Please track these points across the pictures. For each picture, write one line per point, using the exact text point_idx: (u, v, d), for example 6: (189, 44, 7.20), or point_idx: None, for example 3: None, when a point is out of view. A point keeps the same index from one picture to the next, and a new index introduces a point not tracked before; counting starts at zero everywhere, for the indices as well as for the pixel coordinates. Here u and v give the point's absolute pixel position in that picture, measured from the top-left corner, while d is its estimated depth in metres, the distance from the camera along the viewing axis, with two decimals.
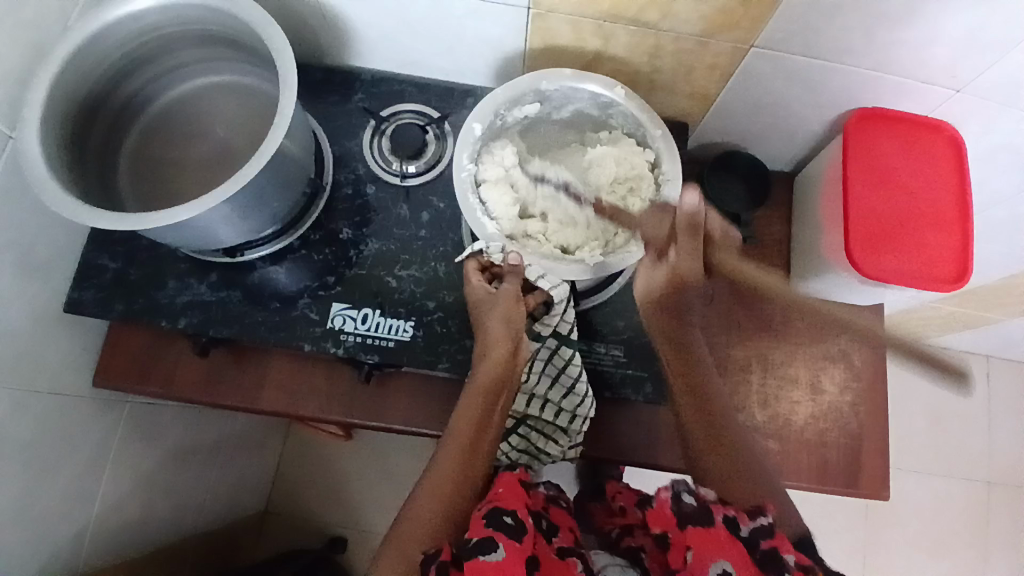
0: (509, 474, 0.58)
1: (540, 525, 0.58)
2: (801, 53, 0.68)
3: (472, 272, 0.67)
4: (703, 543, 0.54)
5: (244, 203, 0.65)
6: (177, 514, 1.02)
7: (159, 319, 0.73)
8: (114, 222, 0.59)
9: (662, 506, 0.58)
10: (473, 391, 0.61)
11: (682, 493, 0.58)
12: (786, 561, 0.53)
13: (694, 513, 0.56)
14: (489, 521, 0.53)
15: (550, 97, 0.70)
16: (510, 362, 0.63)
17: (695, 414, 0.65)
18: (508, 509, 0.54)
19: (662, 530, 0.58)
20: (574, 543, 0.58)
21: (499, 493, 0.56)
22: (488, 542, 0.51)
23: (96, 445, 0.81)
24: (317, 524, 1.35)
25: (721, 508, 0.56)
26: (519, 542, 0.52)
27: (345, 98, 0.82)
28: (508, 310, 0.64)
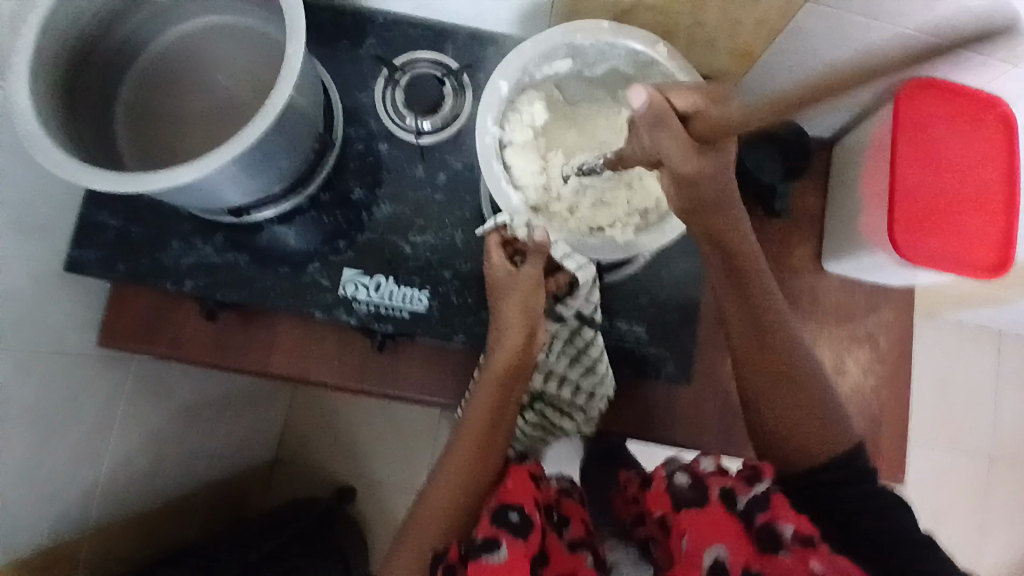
0: (521, 467, 0.59)
1: (552, 517, 0.58)
2: (861, 14, 0.61)
3: (495, 247, 0.62)
4: (697, 525, 0.55)
5: (250, 163, 0.60)
6: (185, 467, 1.03)
7: (163, 281, 0.70)
8: (112, 185, 0.55)
9: (658, 490, 0.60)
10: (488, 384, 0.60)
11: (676, 473, 0.60)
12: (783, 535, 0.53)
13: (687, 492, 0.58)
14: (495, 520, 0.53)
15: (584, 52, 0.63)
16: (526, 352, 0.61)
17: (784, 385, 0.59)
18: (514, 505, 0.55)
19: (661, 513, 0.59)
20: (586, 533, 0.59)
21: (506, 488, 0.56)
22: (493, 543, 0.52)
23: (102, 403, 0.80)
24: (323, 473, 1.37)
25: (717, 482, 0.57)
26: (523, 541, 0.52)
27: (355, 44, 0.75)
28: (527, 297, 0.61)
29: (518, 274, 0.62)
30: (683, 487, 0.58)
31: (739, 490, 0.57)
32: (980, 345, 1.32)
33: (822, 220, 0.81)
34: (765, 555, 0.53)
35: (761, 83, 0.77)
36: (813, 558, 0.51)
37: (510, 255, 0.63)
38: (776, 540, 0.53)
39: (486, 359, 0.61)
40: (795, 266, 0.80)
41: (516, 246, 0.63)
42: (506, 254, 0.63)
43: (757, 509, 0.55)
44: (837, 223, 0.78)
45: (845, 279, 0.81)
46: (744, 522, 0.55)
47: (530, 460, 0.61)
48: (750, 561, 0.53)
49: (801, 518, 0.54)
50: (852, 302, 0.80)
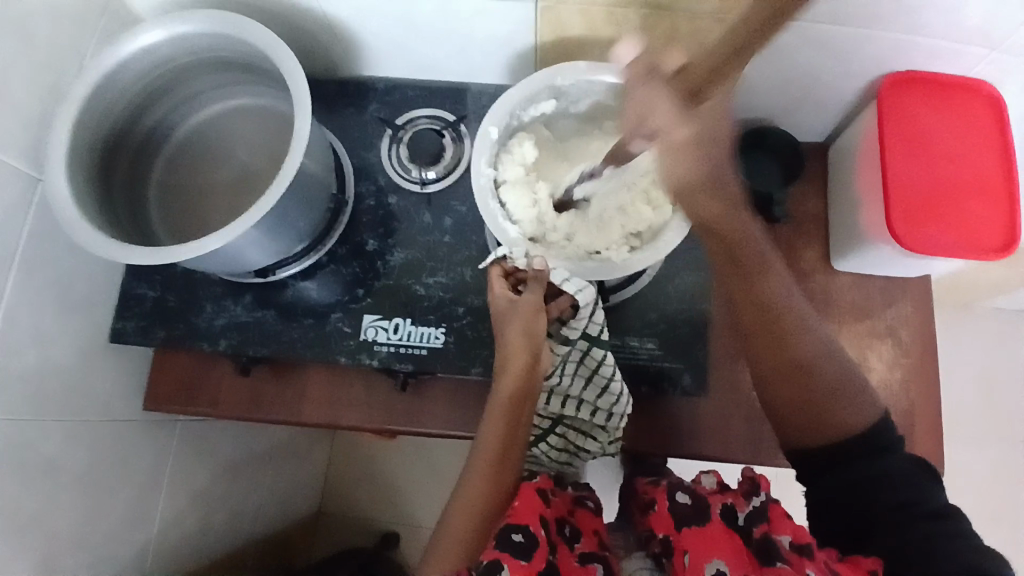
0: (529, 483, 0.61)
1: (564, 533, 0.61)
2: (825, 22, 0.65)
3: (496, 279, 0.66)
4: (696, 540, 0.58)
5: (269, 226, 0.66)
6: (233, 525, 1.06)
7: (200, 342, 0.76)
8: (147, 257, 0.60)
9: (662, 509, 0.63)
10: (497, 408, 0.63)
11: (676, 493, 0.63)
12: (779, 546, 0.55)
13: (688, 509, 0.61)
14: (499, 542, 0.56)
15: (566, 92, 0.68)
16: (531, 374, 0.63)
17: (784, 383, 0.62)
18: (519, 526, 0.57)
19: (665, 534, 0.61)
20: (597, 547, 0.62)
21: (513, 509, 0.59)
22: (495, 563, 0.54)
23: (151, 465, 0.85)
24: (368, 523, 1.38)
25: (717, 500, 0.60)
26: (524, 561, 0.55)
27: (359, 108, 0.81)
28: (527, 323, 0.63)
29: (519, 302, 0.65)
30: (685, 507, 0.61)
31: (738, 506, 0.60)
32: None
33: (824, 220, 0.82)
34: (762, 565, 0.55)
35: (745, 97, 0.80)
36: (807, 565, 0.53)
37: (513, 285, 0.67)
38: (774, 552, 0.55)
39: (494, 385, 0.63)
40: (804, 268, 0.81)
41: (518, 276, 0.67)
42: (508, 285, 0.66)
43: (755, 522, 0.58)
44: (839, 221, 0.79)
45: (856, 276, 0.81)
46: (743, 536, 0.58)
47: (541, 478, 0.63)
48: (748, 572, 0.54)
49: (798, 528, 0.56)
50: (867, 298, 0.80)
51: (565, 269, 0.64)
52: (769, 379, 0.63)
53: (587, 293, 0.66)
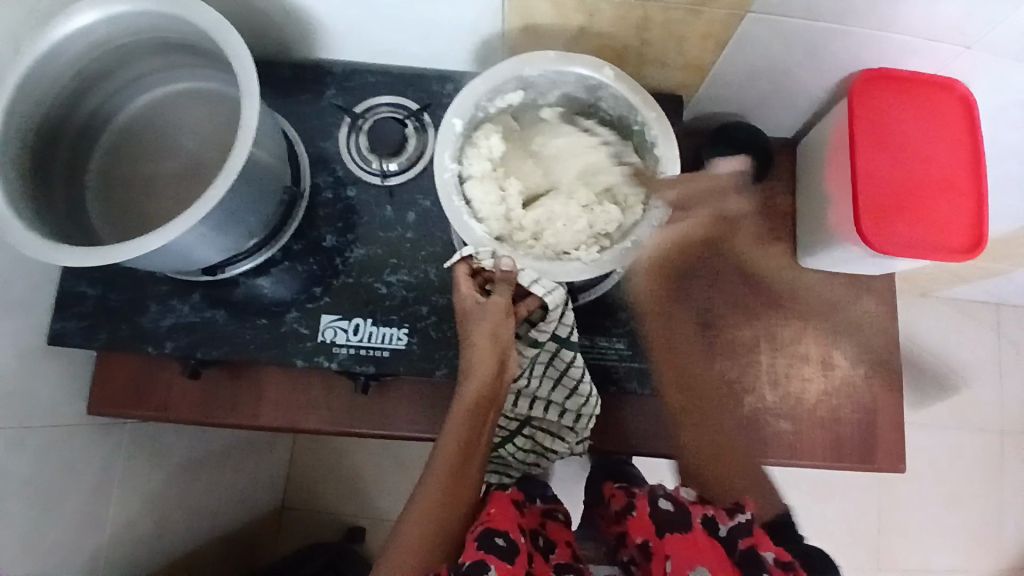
0: (502, 494, 0.66)
1: (539, 543, 0.64)
2: (801, 17, 0.63)
3: (462, 278, 0.62)
4: (679, 547, 0.60)
5: (218, 221, 0.61)
6: (192, 525, 1.03)
7: (146, 345, 0.71)
8: (82, 259, 0.56)
9: (642, 514, 0.65)
10: (460, 413, 0.60)
11: (659, 497, 0.65)
12: (764, 558, 0.57)
13: (671, 516, 0.63)
14: (481, 545, 0.57)
15: (534, 82, 0.65)
16: (498, 379, 0.61)
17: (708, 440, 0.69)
18: (500, 530, 0.59)
19: (643, 539, 0.64)
20: (571, 557, 0.65)
21: (491, 514, 0.62)
22: (480, 564, 0.55)
23: (99, 471, 0.81)
24: (334, 516, 1.36)
25: (699, 510, 0.62)
26: (509, 562, 0.57)
27: (315, 94, 0.77)
28: (495, 326, 0.60)
29: (488, 302, 0.61)
30: (667, 511, 0.63)
31: (719, 519, 0.61)
32: (977, 321, 1.31)
33: (792, 217, 0.81)
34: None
35: (716, 91, 0.78)
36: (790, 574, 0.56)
37: (480, 284, 0.63)
38: (757, 563, 0.57)
39: (458, 388, 0.61)
40: (772, 266, 0.81)
41: (485, 277, 0.63)
42: (474, 285, 0.62)
43: (739, 535, 0.59)
44: (806, 217, 0.79)
45: (823, 273, 0.81)
46: (725, 546, 0.59)
47: (512, 490, 0.67)
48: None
49: (781, 547, 0.58)
50: (833, 295, 0.81)
51: (534, 271, 0.62)
52: (685, 427, 0.70)
53: (556, 296, 0.62)
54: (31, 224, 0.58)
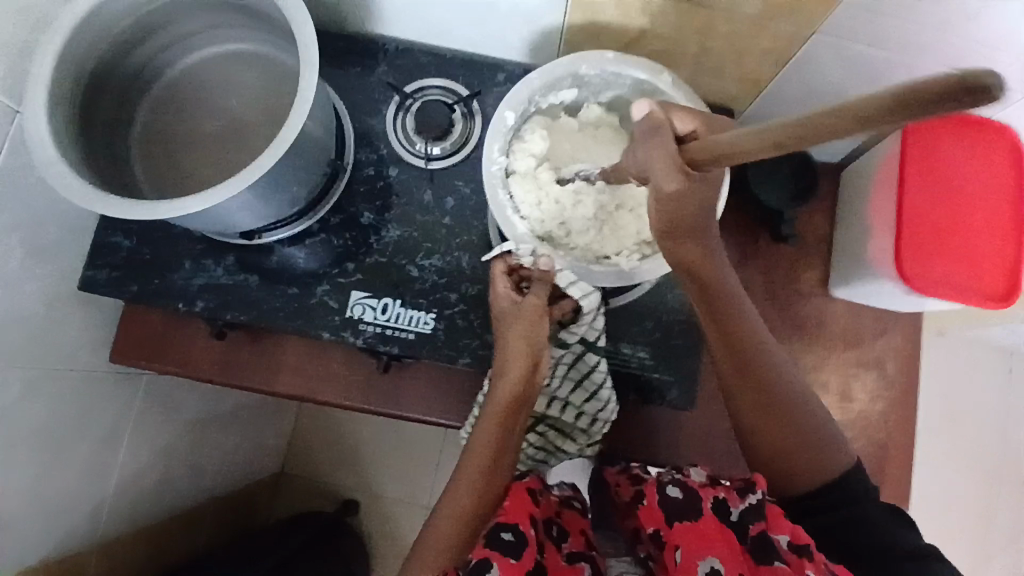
0: (519, 483, 0.59)
1: (552, 533, 0.59)
2: (868, 43, 0.62)
3: (499, 276, 0.63)
4: (688, 537, 0.54)
5: (262, 189, 0.61)
6: (193, 482, 1.04)
7: (174, 302, 0.71)
8: (124, 211, 0.56)
9: (651, 502, 0.58)
10: (493, 414, 0.62)
11: (666, 485, 0.58)
12: (776, 544, 0.53)
13: (679, 503, 0.56)
14: (488, 539, 0.54)
15: (589, 81, 0.64)
16: (529, 380, 0.63)
17: (752, 401, 0.60)
18: (509, 524, 0.55)
19: (654, 528, 0.57)
20: (584, 546, 0.61)
21: (503, 507, 0.57)
22: (485, 561, 0.52)
23: (112, 420, 0.81)
24: (330, 487, 1.38)
25: (710, 493, 0.56)
26: (513, 559, 0.53)
27: (366, 69, 0.76)
28: (529, 327, 0.62)
29: (523, 303, 0.63)
30: (676, 499, 0.56)
31: (731, 501, 0.56)
32: None
33: (828, 244, 0.81)
34: (757, 566, 0.53)
35: (769, 109, 0.77)
36: (807, 568, 0.51)
37: (517, 283, 0.64)
38: (771, 551, 0.53)
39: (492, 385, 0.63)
40: (804, 290, 0.80)
41: (522, 274, 0.64)
42: (512, 283, 0.64)
43: (751, 519, 0.55)
44: (845, 247, 0.78)
45: (852, 305, 0.80)
46: (736, 531, 0.55)
47: (532, 478, 0.61)
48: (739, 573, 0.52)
49: (797, 529, 0.53)
50: (860, 327, 0.80)
51: (571, 273, 0.61)
52: (736, 396, 0.61)
53: (590, 301, 0.62)
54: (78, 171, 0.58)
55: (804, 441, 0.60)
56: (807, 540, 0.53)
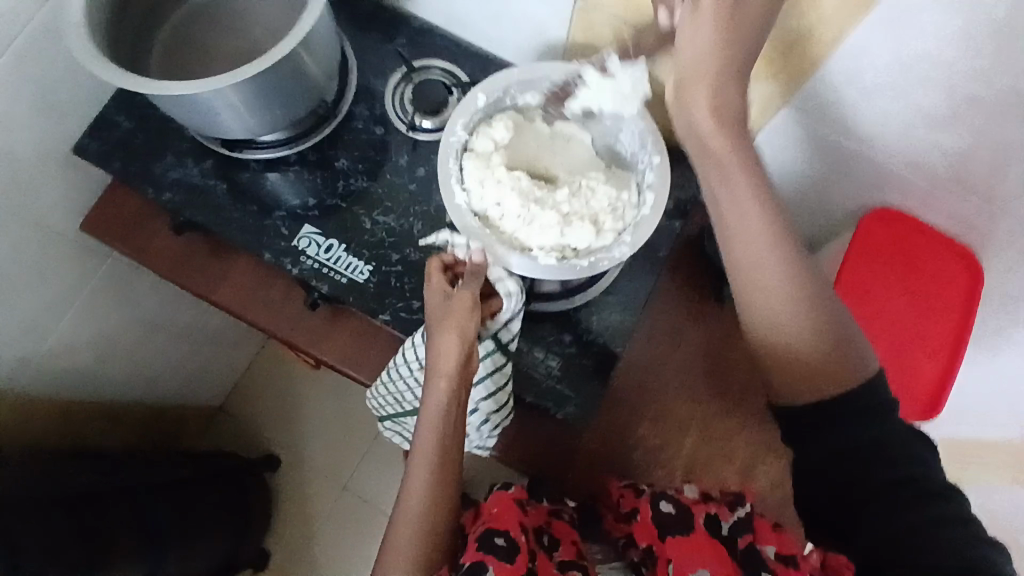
0: (502, 495, 0.69)
1: (543, 541, 0.66)
2: (836, 126, 0.66)
3: (433, 272, 0.63)
4: (680, 549, 0.62)
5: (245, 101, 0.66)
6: (129, 377, 1.07)
7: (147, 187, 0.76)
8: (107, 71, 0.59)
9: (645, 518, 0.66)
10: (430, 418, 0.62)
11: (660, 501, 0.67)
12: (764, 553, 0.63)
13: (673, 517, 0.65)
14: (482, 546, 0.62)
15: (567, 93, 0.67)
16: (460, 377, 0.61)
17: (771, 302, 0.57)
18: (500, 530, 0.64)
19: (648, 542, 0.65)
20: (576, 555, 0.66)
21: (493, 516, 0.66)
22: (479, 566, 0.61)
23: (63, 283, 0.86)
24: (262, 437, 1.40)
25: (701, 509, 0.66)
26: (509, 563, 0.61)
27: (386, 37, 0.82)
28: (461, 321, 0.60)
29: (455, 296, 0.61)
30: (668, 514, 0.65)
31: (721, 516, 0.66)
32: None
33: None
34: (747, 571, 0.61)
35: None
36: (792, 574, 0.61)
37: (451, 279, 0.63)
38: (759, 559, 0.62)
39: (427, 380, 0.62)
40: (735, 358, 0.82)
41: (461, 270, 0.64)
42: (447, 278, 0.63)
43: (740, 533, 0.64)
44: None
45: None
46: (725, 543, 0.63)
47: (516, 489, 0.71)
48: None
49: (781, 541, 0.64)
50: None
51: (503, 268, 0.62)
52: (745, 298, 0.59)
53: (511, 303, 0.63)
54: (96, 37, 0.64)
55: (820, 337, 0.57)
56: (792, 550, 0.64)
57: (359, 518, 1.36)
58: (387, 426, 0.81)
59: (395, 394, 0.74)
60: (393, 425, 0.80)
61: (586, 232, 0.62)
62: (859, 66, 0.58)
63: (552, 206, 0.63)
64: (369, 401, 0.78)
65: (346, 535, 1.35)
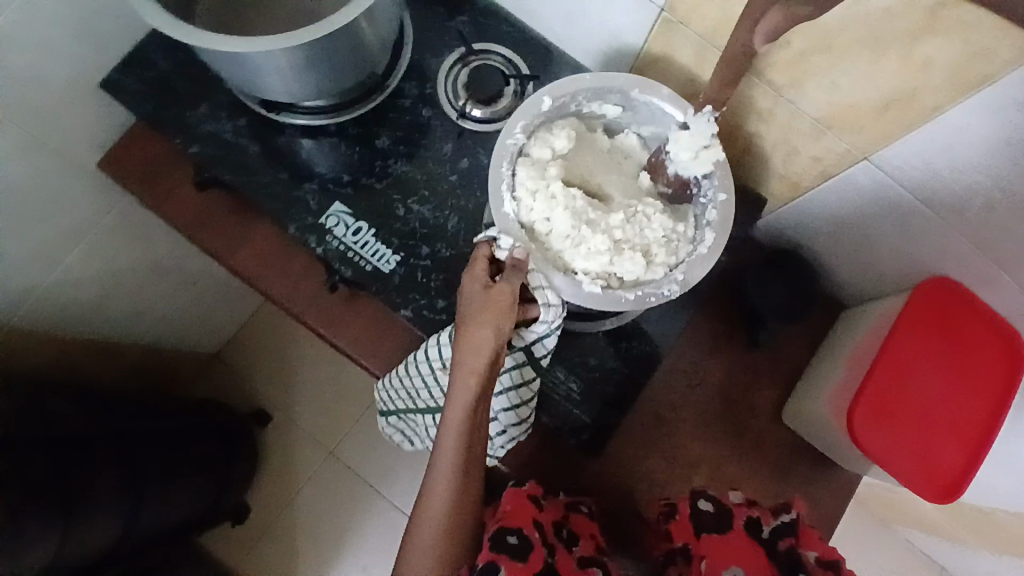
0: (516, 490, 0.68)
1: (562, 536, 0.67)
2: (913, 194, 0.62)
3: (480, 259, 0.56)
4: (716, 549, 0.64)
5: (294, 65, 0.61)
6: (128, 317, 1.02)
7: (176, 136, 0.73)
8: (155, 19, 0.54)
9: (684, 518, 0.67)
10: (453, 427, 0.53)
11: (698, 501, 0.68)
12: (806, 556, 0.64)
13: (711, 517, 0.67)
14: (495, 545, 0.62)
15: (636, 107, 0.63)
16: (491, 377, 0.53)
17: None
18: (512, 529, 0.64)
19: (685, 541, 0.66)
20: (594, 550, 0.68)
21: (508, 513, 0.65)
22: (491, 565, 0.60)
23: (79, 217, 0.83)
24: (254, 392, 1.38)
25: (742, 513, 0.67)
26: (521, 562, 0.61)
27: (448, 12, 0.77)
28: (500, 316, 0.53)
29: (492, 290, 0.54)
30: (706, 513, 0.67)
31: (764, 520, 0.67)
32: None
33: (796, 371, 0.81)
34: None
35: (800, 218, 0.76)
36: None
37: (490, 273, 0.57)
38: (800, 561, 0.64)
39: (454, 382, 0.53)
40: (754, 403, 0.80)
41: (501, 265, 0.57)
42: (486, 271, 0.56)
43: (780, 536, 0.66)
44: (807, 381, 0.78)
45: (794, 436, 0.80)
46: (765, 548, 0.65)
47: (530, 485, 0.70)
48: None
49: (828, 549, 0.64)
50: (792, 460, 0.80)
51: (545, 279, 0.58)
52: None
53: (551, 312, 0.57)
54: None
55: None
56: (837, 558, 0.64)
57: (344, 486, 1.34)
58: (389, 422, 0.78)
59: (410, 389, 0.69)
60: (396, 421, 0.76)
61: (635, 265, 0.59)
62: (956, 137, 0.54)
63: (603, 231, 0.59)
64: (377, 393, 0.75)
65: (331, 503, 1.34)
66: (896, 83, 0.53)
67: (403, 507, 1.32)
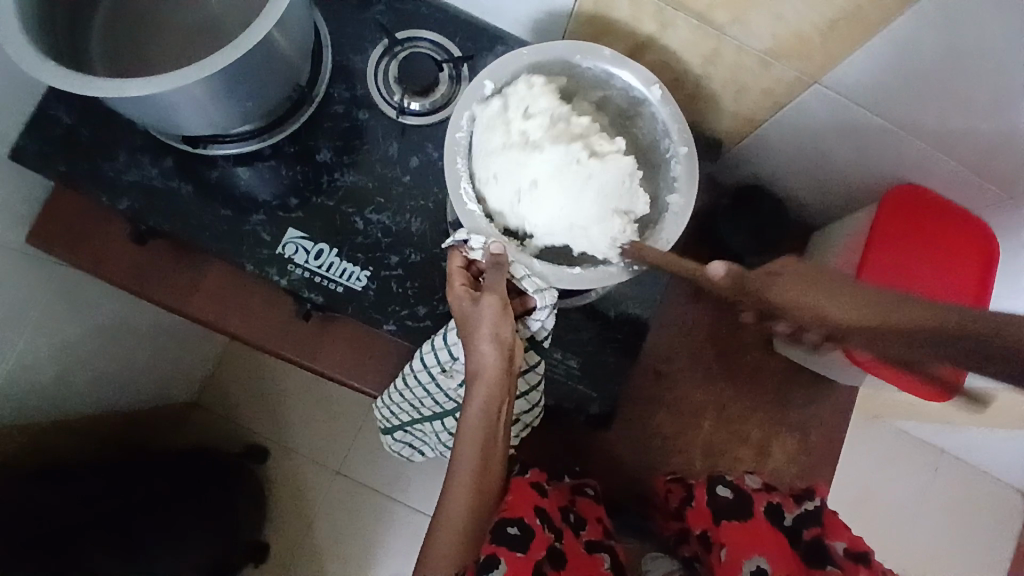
0: (523, 478, 0.62)
1: (570, 521, 0.63)
2: (869, 109, 0.62)
3: (455, 271, 0.54)
4: (734, 536, 0.60)
5: (213, 94, 0.56)
6: (91, 387, 0.95)
7: (99, 192, 0.67)
8: (58, 77, 0.49)
9: (700, 503, 0.64)
10: (471, 434, 0.50)
11: (718, 486, 0.64)
12: (834, 549, 0.58)
13: (731, 504, 0.62)
14: (495, 536, 0.55)
15: (580, 75, 0.61)
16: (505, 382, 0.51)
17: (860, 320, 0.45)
18: (514, 518, 0.57)
19: (704, 527, 0.63)
20: (602, 535, 0.64)
21: (507, 502, 0.58)
22: (492, 558, 0.54)
23: (18, 297, 0.76)
24: (241, 429, 1.33)
25: (763, 498, 0.63)
26: (523, 552, 0.55)
27: (360, 5, 0.72)
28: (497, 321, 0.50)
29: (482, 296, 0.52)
30: (725, 499, 0.63)
31: (786, 507, 0.63)
32: (915, 463, 1.22)
33: None
34: (810, 567, 0.58)
35: (759, 150, 0.76)
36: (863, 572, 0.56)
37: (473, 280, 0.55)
38: (827, 554, 0.58)
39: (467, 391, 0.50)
40: (745, 339, 0.81)
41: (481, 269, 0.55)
42: (468, 278, 0.54)
43: (805, 525, 0.61)
44: None
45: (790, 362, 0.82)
46: (788, 535, 0.60)
47: (532, 473, 0.64)
48: (788, 571, 0.57)
49: (855, 539, 0.59)
50: (793, 386, 0.81)
51: (523, 267, 0.56)
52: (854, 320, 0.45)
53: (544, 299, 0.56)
54: (35, 26, 0.52)
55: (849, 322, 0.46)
56: (865, 548, 0.58)
57: (356, 500, 1.32)
58: (395, 438, 0.76)
59: (411, 401, 0.67)
60: (402, 435, 0.74)
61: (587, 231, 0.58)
62: (907, 45, 0.53)
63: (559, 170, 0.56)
64: (377, 412, 0.73)
65: (347, 521, 1.31)
66: (837, 7, 0.52)
67: (420, 508, 1.31)
